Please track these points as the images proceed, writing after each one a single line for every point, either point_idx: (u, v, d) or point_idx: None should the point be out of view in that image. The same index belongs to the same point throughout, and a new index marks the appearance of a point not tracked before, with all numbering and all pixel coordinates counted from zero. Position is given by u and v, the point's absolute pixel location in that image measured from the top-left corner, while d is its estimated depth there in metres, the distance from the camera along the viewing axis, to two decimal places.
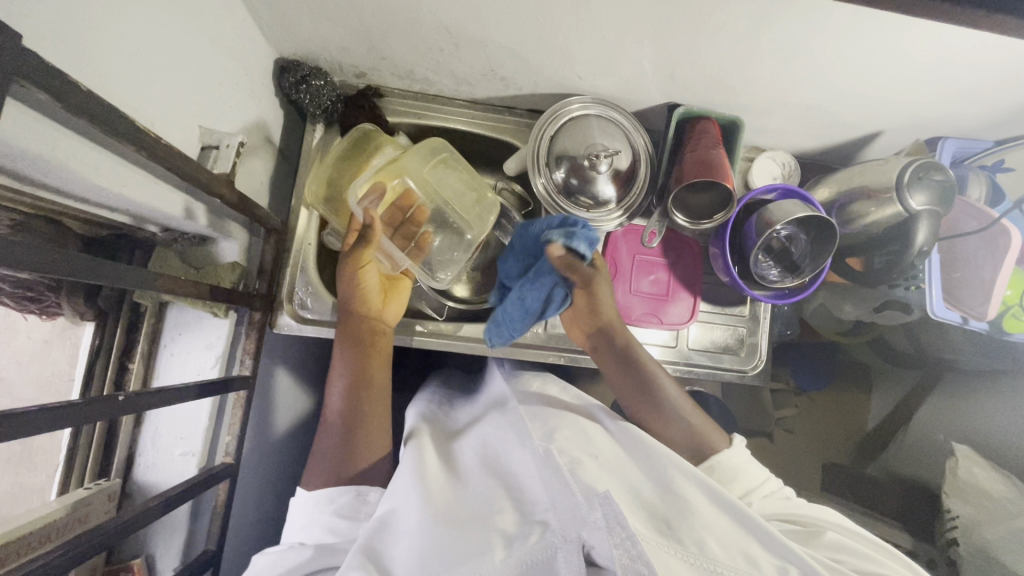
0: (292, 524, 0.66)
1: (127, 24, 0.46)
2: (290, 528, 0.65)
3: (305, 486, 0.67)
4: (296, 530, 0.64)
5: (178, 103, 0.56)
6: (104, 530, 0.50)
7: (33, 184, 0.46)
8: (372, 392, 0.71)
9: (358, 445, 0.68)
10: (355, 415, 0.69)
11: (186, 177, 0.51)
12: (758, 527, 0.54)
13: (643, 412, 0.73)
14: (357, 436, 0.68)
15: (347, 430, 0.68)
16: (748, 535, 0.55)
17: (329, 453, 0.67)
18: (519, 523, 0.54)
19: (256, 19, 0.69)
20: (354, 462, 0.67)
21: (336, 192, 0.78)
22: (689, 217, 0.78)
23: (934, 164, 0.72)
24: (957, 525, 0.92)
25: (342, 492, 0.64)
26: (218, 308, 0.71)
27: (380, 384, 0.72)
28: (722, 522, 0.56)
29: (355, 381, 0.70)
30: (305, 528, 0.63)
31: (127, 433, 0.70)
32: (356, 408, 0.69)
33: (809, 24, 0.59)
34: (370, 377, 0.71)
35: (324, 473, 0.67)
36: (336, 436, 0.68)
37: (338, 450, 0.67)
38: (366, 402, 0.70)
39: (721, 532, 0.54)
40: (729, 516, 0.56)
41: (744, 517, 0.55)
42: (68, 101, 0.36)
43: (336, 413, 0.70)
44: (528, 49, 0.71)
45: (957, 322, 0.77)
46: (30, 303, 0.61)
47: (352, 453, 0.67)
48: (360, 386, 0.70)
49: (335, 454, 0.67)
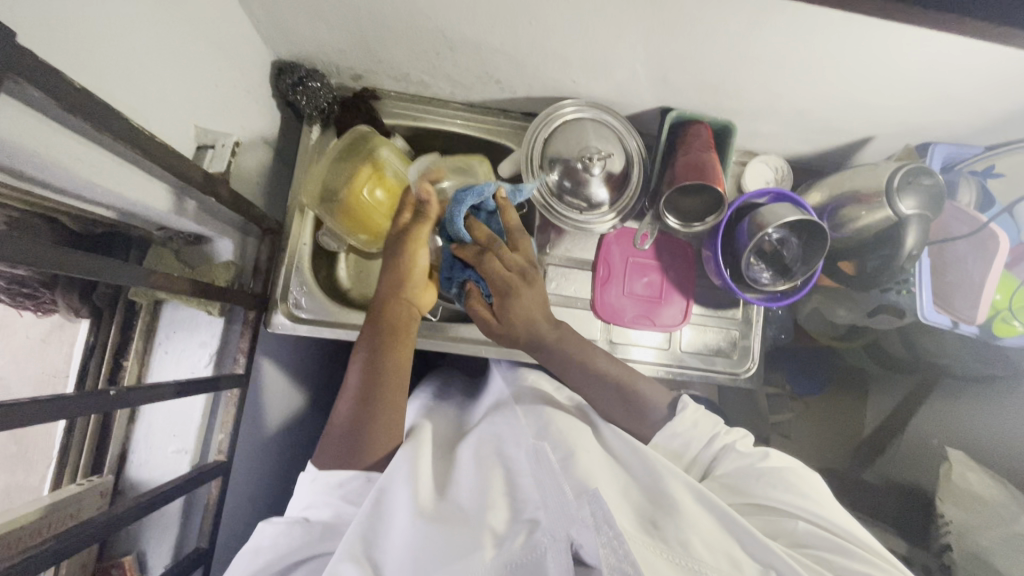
0: (299, 497, 0.64)
1: (123, 25, 0.47)
2: (296, 501, 0.64)
3: (314, 466, 0.64)
4: (302, 506, 0.63)
5: (174, 102, 0.57)
6: (93, 524, 0.50)
7: (28, 180, 0.46)
8: (388, 368, 0.67)
9: (372, 423, 0.64)
10: (369, 391, 0.65)
11: (180, 175, 0.52)
12: (740, 526, 0.55)
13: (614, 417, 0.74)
14: (372, 413, 0.64)
15: (360, 407, 0.64)
16: (730, 536, 0.55)
17: (337, 433, 0.64)
18: (509, 523, 0.54)
19: (254, 22, 0.69)
20: (367, 442, 0.63)
21: (332, 193, 0.78)
22: (681, 220, 0.79)
23: (924, 169, 0.73)
24: (951, 530, 0.92)
25: (350, 477, 0.62)
26: (212, 307, 0.71)
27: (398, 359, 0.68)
28: (708, 523, 0.56)
29: (371, 357, 0.67)
30: (309, 505, 0.62)
31: (120, 430, 0.70)
32: (370, 384, 0.65)
33: (799, 29, 0.60)
34: (389, 352, 0.68)
35: (328, 454, 0.64)
36: (348, 413, 0.64)
37: (348, 429, 0.64)
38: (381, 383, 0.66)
39: (711, 537, 0.54)
40: (714, 515, 0.57)
41: (727, 517, 0.56)
42: (62, 99, 0.37)
43: (350, 390, 0.66)
44: (522, 53, 0.72)
45: (948, 326, 0.78)
46: (24, 299, 0.61)
47: (363, 431, 0.63)
48: (376, 362, 0.67)
49: (345, 433, 0.64)
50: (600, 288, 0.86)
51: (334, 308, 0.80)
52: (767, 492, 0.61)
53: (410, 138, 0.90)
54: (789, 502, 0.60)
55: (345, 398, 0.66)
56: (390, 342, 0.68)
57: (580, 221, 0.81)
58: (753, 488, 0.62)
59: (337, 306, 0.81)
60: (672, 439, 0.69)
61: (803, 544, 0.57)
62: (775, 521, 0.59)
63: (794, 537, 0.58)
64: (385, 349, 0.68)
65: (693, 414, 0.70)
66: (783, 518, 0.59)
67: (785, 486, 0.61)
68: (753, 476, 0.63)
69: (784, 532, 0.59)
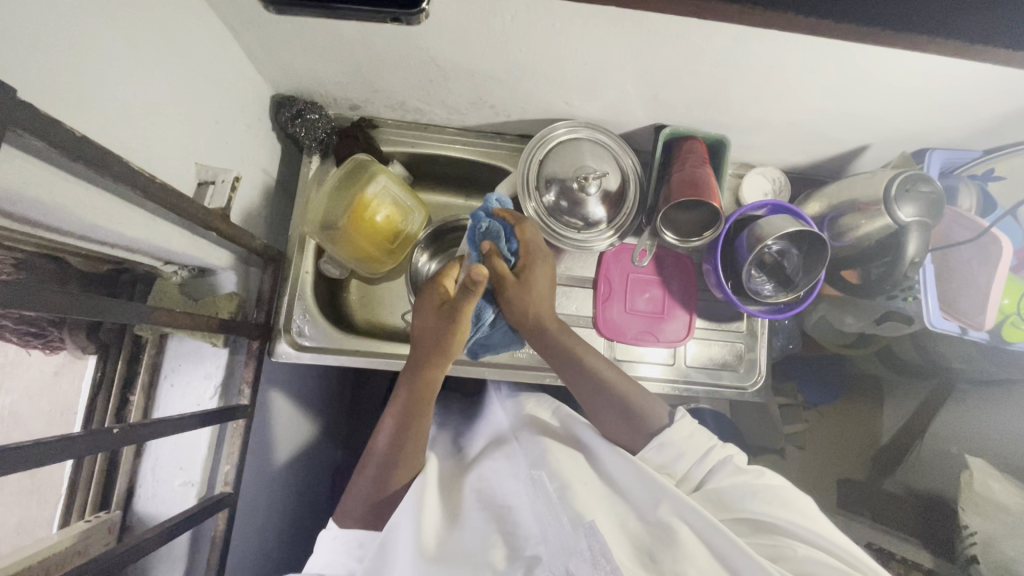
0: (317, 557, 0.65)
1: (123, 71, 0.49)
2: (315, 558, 0.65)
3: (336, 522, 0.65)
4: (319, 564, 0.64)
5: (176, 142, 0.58)
6: (100, 561, 0.50)
7: (33, 224, 0.47)
8: (414, 438, 0.65)
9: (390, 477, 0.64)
10: (397, 447, 0.64)
11: (182, 213, 0.53)
12: (739, 552, 0.52)
13: (618, 433, 0.72)
14: (395, 470, 0.65)
15: (383, 469, 0.64)
16: (723, 568, 0.54)
17: (363, 485, 0.65)
18: (509, 559, 0.55)
19: (252, 58, 0.72)
20: (389, 486, 0.65)
21: (331, 222, 0.79)
22: (678, 235, 0.80)
23: (921, 176, 0.73)
24: (977, 540, 0.90)
25: (371, 536, 0.64)
26: (217, 338, 0.72)
27: (425, 423, 0.67)
28: (701, 552, 0.54)
29: (402, 424, 0.65)
30: (327, 564, 0.63)
31: (127, 464, 0.70)
32: (396, 451, 0.64)
33: (785, 45, 0.61)
34: (418, 416, 0.66)
35: (355, 511, 0.65)
36: (374, 467, 0.65)
37: (370, 486, 0.65)
38: (405, 451, 0.65)
39: (703, 564, 0.53)
40: (708, 545, 0.55)
41: (716, 543, 0.54)
42: (61, 146, 0.38)
43: (376, 454, 0.65)
44: (514, 77, 0.74)
45: (956, 332, 0.76)
46: (32, 339, 0.61)
47: (387, 480, 0.64)
48: (406, 429, 0.65)
49: (370, 491, 0.65)
50: (602, 305, 0.86)
51: (337, 335, 0.81)
52: (763, 508, 0.60)
53: (408, 164, 0.92)
54: (781, 519, 0.58)
55: (372, 459, 0.66)
56: (419, 408, 0.66)
57: (578, 240, 0.82)
58: (746, 503, 0.61)
59: (340, 332, 0.82)
60: (662, 450, 0.68)
61: (806, 572, 0.54)
62: (773, 545, 0.56)
63: (795, 564, 0.55)
64: (414, 420, 0.65)
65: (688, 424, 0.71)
66: (782, 543, 0.56)
67: (781, 503, 0.60)
68: (748, 492, 0.62)
69: (784, 559, 0.55)
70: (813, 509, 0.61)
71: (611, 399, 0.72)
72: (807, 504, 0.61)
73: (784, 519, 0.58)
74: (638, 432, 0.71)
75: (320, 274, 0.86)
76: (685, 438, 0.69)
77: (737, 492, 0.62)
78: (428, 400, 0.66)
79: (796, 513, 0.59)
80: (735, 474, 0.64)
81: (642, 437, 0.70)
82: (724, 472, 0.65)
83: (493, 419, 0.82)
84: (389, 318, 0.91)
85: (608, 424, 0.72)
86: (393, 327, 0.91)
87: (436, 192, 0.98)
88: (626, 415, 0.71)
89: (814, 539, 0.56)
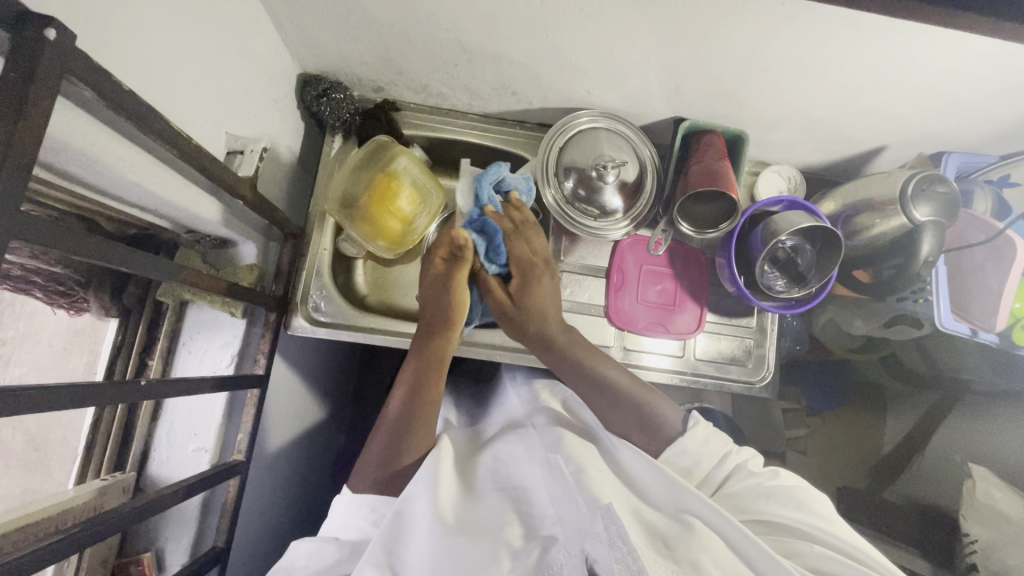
0: (332, 517, 0.65)
1: (164, 35, 0.50)
2: (330, 520, 0.65)
3: (349, 489, 0.65)
4: (335, 526, 0.64)
5: (206, 109, 0.59)
6: (119, 514, 0.51)
7: (72, 180, 0.48)
8: (427, 403, 0.68)
9: (405, 440, 0.66)
10: (408, 421, 0.67)
11: (215, 177, 0.54)
12: (755, 547, 0.54)
13: (618, 426, 0.72)
14: (412, 434, 0.66)
15: (399, 433, 0.66)
16: (737, 556, 0.55)
17: (377, 453, 0.66)
18: (525, 539, 0.55)
19: (282, 34, 0.73)
20: (403, 453, 0.66)
21: (352, 201, 0.81)
22: (695, 227, 0.81)
23: (938, 176, 0.74)
24: (979, 549, 0.92)
25: (384, 502, 0.63)
26: (235, 308, 0.74)
27: (439, 392, 0.70)
28: (717, 541, 0.55)
29: (415, 389, 0.68)
30: (342, 526, 0.63)
31: (143, 427, 0.72)
32: (411, 412, 0.67)
33: (811, 39, 0.61)
34: (430, 383, 0.69)
35: (368, 478, 0.65)
36: (386, 439, 0.66)
37: (385, 453, 0.66)
38: (418, 418, 0.67)
39: (718, 555, 0.53)
40: (724, 536, 0.56)
41: (740, 541, 0.55)
42: (110, 98, 0.39)
43: (390, 417, 0.68)
44: (538, 64, 0.75)
45: (966, 334, 0.78)
46: (59, 298, 0.62)
47: (400, 447, 0.66)
48: (419, 391, 0.68)
49: (382, 457, 0.66)
50: (615, 294, 0.87)
51: (350, 311, 0.82)
52: (777, 508, 0.61)
53: (428, 149, 0.93)
54: (800, 518, 0.60)
55: (388, 422, 0.68)
56: (431, 375, 0.69)
57: (594, 228, 0.82)
58: (761, 505, 0.62)
59: (353, 308, 0.83)
60: (671, 446, 0.68)
61: (822, 569, 0.55)
62: (787, 543, 0.58)
63: (809, 561, 0.56)
64: (427, 382, 0.69)
65: (703, 429, 0.70)
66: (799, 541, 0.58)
67: (796, 504, 0.62)
68: (763, 494, 0.63)
69: (798, 555, 0.57)
70: (830, 512, 0.62)
71: (620, 399, 0.72)
72: (823, 505, 0.63)
73: (796, 520, 0.60)
74: (645, 427, 0.71)
75: (338, 252, 0.87)
76: (700, 446, 0.68)
77: (750, 494, 0.64)
78: (438, 371, 0.70)
79: (807, 510, 0.61)
80: (750, 477, 0.65)
81: (656, 440, 0.70)
82: (739, 476, 0.66)
83: (507, 406, 0.83)
84: (402, 301, 0.93)
85: (616, 422, 0.72)
86: (405, 309, 0.92)
87: (454, 178, 0.99)
88: (636, 411, 0.71)
89: (833, 542, 0.58)
